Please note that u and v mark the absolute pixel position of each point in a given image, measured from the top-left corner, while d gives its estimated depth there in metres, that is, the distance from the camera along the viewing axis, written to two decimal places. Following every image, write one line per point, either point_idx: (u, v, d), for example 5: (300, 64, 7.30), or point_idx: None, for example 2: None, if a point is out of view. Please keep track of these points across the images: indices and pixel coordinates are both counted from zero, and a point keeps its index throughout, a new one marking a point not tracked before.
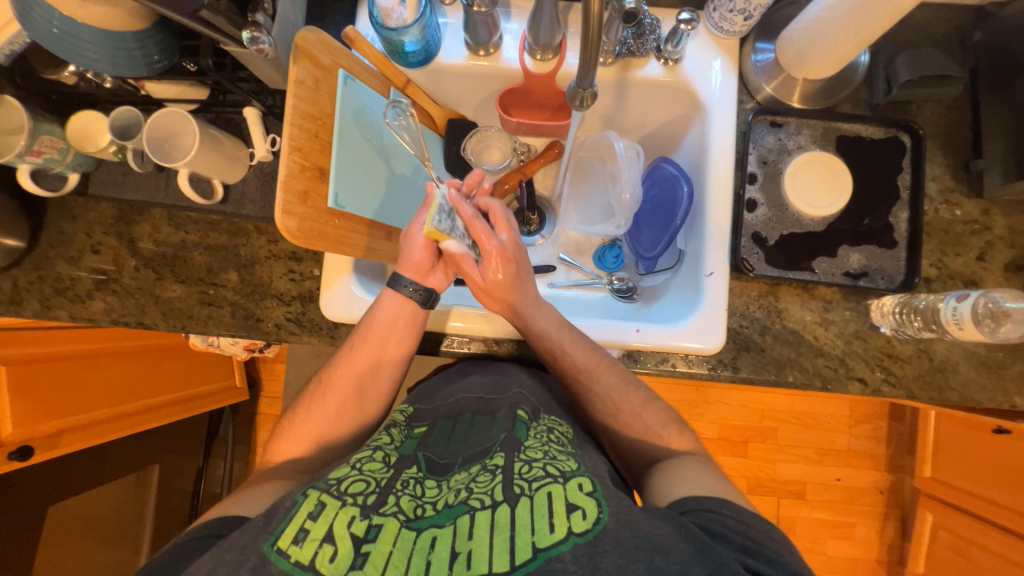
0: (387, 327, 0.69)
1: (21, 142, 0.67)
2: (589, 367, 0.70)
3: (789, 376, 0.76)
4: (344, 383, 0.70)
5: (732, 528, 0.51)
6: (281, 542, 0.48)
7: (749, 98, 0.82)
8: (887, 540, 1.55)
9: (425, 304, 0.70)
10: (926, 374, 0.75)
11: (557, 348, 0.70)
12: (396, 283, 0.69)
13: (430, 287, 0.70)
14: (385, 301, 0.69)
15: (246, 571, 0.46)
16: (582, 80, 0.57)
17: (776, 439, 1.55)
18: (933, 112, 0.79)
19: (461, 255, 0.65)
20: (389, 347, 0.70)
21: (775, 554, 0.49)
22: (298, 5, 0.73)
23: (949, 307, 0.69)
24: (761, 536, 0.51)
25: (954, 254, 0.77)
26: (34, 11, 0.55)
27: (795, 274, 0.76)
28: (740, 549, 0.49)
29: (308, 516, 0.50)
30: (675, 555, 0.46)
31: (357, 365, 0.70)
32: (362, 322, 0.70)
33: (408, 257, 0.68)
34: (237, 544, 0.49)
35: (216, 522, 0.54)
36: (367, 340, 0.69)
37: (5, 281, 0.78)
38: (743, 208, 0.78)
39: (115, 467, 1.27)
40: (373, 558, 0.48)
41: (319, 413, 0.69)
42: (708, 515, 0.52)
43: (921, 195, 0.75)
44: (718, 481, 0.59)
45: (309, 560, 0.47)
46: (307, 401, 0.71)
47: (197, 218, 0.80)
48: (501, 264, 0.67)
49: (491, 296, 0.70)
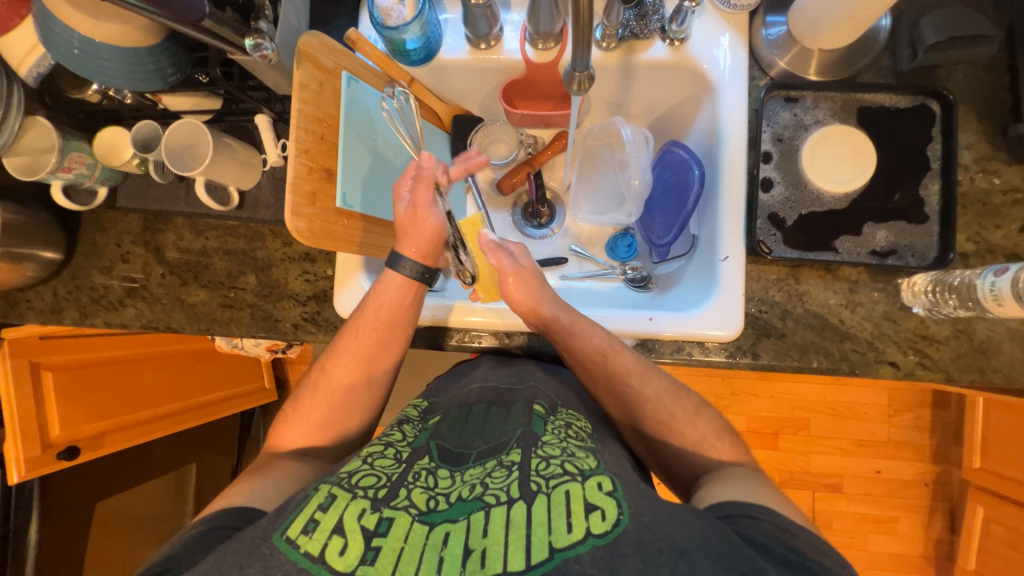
0: (389, 310, 0.71)
1: (53, 159, 0.71)
2: (603, 355, 0.69)
3: (813, 362, 0.73)
4: (350, 368, 0.72)
5: (774, 538, 0.50)
6: (290, 532, 0.49)
7: (762, 74, 0.78)
8: (933, 535, 1.47)
9: (426, 283, 0.73)
10: (966, 355, 0.70)
11: (603, 349, 0.69)
12: (398, 261, 0.71)
13: (430, 266, 0.73)
14: (387, 283, 0.71)
15: (259, 563, 0.48)
16: (577, 63, 0.56)
17: (808, 430, 1.49)
18: (965, 75, 0.74)
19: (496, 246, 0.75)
20: (392, 330, 0.72)
21: (807, 560, 0.48)
22: (301, 12, 0.75)
23: (986, 283, 0.63)
24: (789, 538, 0.49)
25: (993, 226, 0.72)
26: (57, 34, 0.59)
27: (817, 255, 0.72)
28: (781, 562, 0.48)
29: (318, 508, 0.51)
30: (700, 560, 0.44)
31: (359, 350, 0.71)
32: (364, 303, 0.72)
33: (413, 236, 0.71)
34: (254, 535, 0.50)
35: (236, 514, 0.56)
36: (368, 323, 0.71)
37: (46, 292, 0.83)
38: (758, 188, 0.75)
39: (155, 467, 1.34)
40: (384, 553, 0.48)
41: (321, 398, 0.71)
42: (746, 521, 0.51)
43: (954, 165, 0.71)
44: (748, 483, 0.57)
45: (318, 552, 0.48)
46: (310, 383, 0.73)
47: (216, 224, 0.83)
48: (523, 254, 0.77)
49: (527, 283, 0.72)
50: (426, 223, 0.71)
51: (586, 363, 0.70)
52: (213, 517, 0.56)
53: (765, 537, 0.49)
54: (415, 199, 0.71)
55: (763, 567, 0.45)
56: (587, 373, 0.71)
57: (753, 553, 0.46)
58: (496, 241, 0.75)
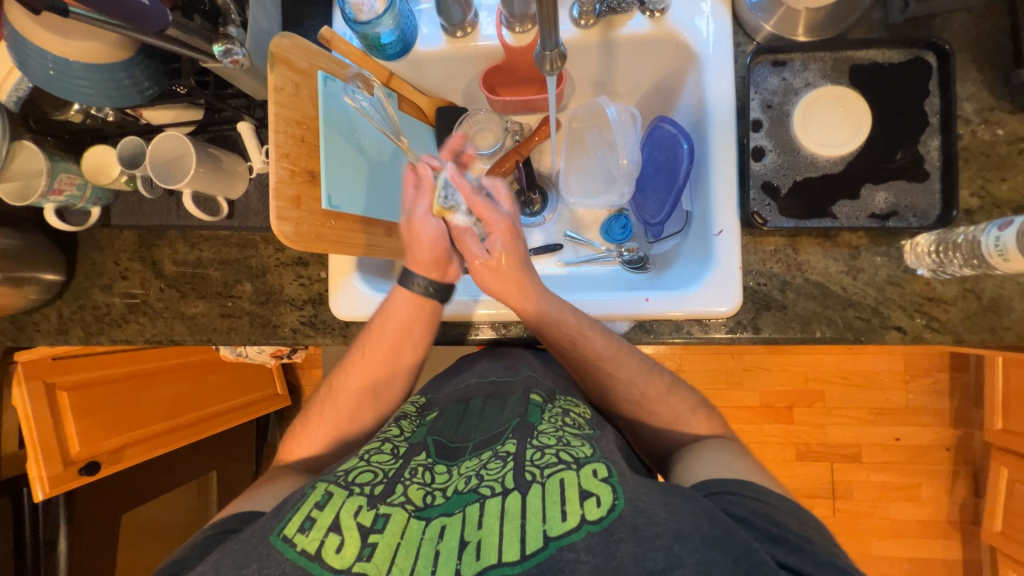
0: (402, 328, 0.70)
1: (43, 183, 0.72)
2: (610, 355, 0.67)
3: (816, 332, 0.71)
4: (358, 383, 0.72)
5: (757, 513, 0.50)
6: (287, 530, 0.50)
7: (748, 40, 0.76)
8: (958, 499, 1.44)
9: (441, 301, 0.71)
10: (976, 315, 0.68)
11: (576, 335, 0.67)
12: (408, 280, 0.70)
13: (444, 281, 0.71)
14: (398, 301, 0.70)
15: (256, 564, 0.48)
16: (547, 42, 0.55)
17: (823, 402, 1.47)
18: (962, 23, 0.71)
19: (465, 232, 0.69)
20: (405, 347, 0.71)
21: (800, 537, 0.48)
22: (272, 13, 0.74)
23: (991, 239, 0.60)
24: (787, 518, 0.50)
25: (999, 179, 0.69)
26: (30, 56, 0.59)
27: (814, 222, 0.70)
28: (765, 537, 0.48)
29: (314, 506, 0.51)
30: (695, 543, 0.45)
31: (369, 366, 0.72)
32: (375, 321, 0.71)
33: (418, 249, 0.69)
34: (250, 536, 0.51)
35: (238, 517, 0.58)
36: (380, 339, 0.71)
37: (51, 313, 0.85)
38: (749, 157, 0.73)
39: (176, 477, 1.37)
40: (379, 549, 0.48)
41: (341, 414, 0.72)
42: (731, 499, 0.51)
43: (954, 119, 0.68)
44: (742, 463, 0.58)
45: (315, 549, 0.48)
46: (320, 400, 0.73)
47: (209, 235, 0.83)
48: (508, 237, 0.68)
49: (501, 272, 0.68)
50: (427, 234, 0.68)
51: (561, 339, 0.68)
52: (217, 522, 0.58)
53: (763, 517, 0.50)
54: (413, 209, 0.68)
55: (760, 547, 0.45)
56: (563, 354, 0.71)
57: (749, 536, 0.47)
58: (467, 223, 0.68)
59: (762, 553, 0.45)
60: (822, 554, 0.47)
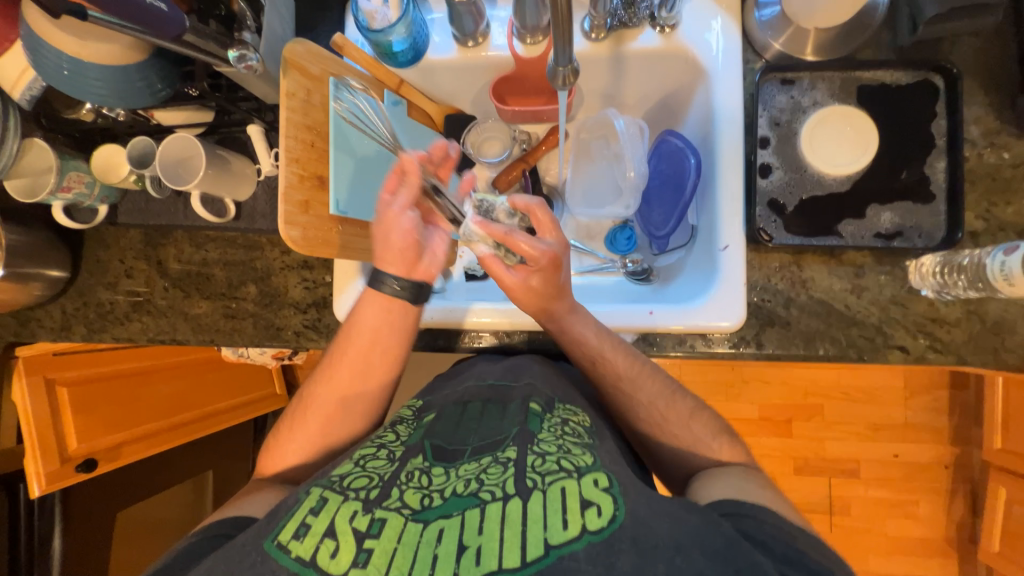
0: (371, 335, 0.69)
1: (52, 179, 0.72)
2: (630, 375, 0.68)
3: (819, 349, 0.71)
4: (327, 398, 0.70)
5: (771, 535, 0.50)
6: (281, 537, 0.50)
7: (757, 57, 0.76)
8: (955, 518, 1.44)
9: (415, 300, 0.69)
10: (978, 336, 0.68)
11: (596, 355, 0.68)
12: (379, 280, 0.68)
13: (418, 280, 0.68)
14: (368, 306, 0.68)
15: (250, 568, 0.48)
16: (559, 57, 0.55)
17: (823, 416, 1.46)
18: (970, 47, 0.71)
19: (493, 259, 0.64)
20: (377, 354, 0.70)
21: (801, 556, 0.48)
22: (286, 19, 0.75)
23: (996, 262, 0.61)
24: (786, 536, 0.50)
25: (1004, 203, 0.69)
26: (45, 56, 0.59)
27: (819, 240, 0.71)
28: (777, 557, 0.48)
29: (308, 512, 0.51)
30: (696, 555, 0.45)
31: (344, 374, 0.70)
32: (348, 328, 0.70)
33: (390, 249, 0.66)
34: (246, 539, 0.51)
35: (227, 524, 0.58)
36: (352, 348, 0.70)
37: (54, 309, 0.85)
38: (756, 174, 0.73)
39: (173, 474, 1.37)
40: (376, 555, 0.48)
41: (311, 430, 0.70)
42: (737, 515, 0.51)
43: (960, 141, 0.68)
44: (755, 486, 0.58)
45: (309, 556, 0.48)
46: (292, 414, 0.72)
47: (215, 236, 0.83)
48: (547, 269, 0.63)
49: (531, 299, 0.65)
50: (398, 228, 0.66)
51: (574, 341, 0.68)
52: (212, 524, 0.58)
53: (763, 533, 0.50)
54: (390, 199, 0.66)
55: (761, 562, 0.45)
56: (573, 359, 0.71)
57: (752, 549, 0.47)
58: (493, 252, 0.64)
59: (766, 567, 0.45)
60: (822, 574, 0.47)
